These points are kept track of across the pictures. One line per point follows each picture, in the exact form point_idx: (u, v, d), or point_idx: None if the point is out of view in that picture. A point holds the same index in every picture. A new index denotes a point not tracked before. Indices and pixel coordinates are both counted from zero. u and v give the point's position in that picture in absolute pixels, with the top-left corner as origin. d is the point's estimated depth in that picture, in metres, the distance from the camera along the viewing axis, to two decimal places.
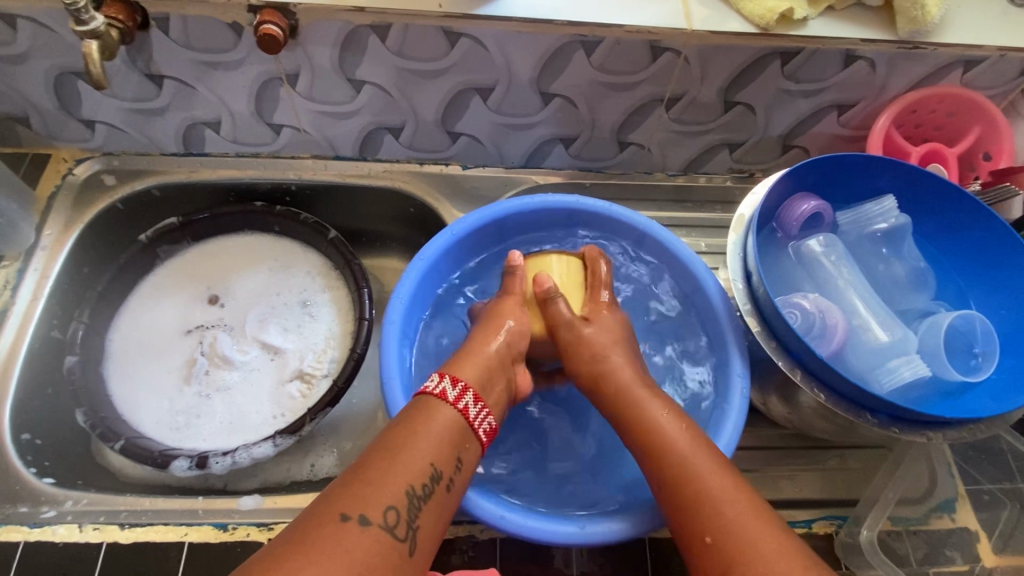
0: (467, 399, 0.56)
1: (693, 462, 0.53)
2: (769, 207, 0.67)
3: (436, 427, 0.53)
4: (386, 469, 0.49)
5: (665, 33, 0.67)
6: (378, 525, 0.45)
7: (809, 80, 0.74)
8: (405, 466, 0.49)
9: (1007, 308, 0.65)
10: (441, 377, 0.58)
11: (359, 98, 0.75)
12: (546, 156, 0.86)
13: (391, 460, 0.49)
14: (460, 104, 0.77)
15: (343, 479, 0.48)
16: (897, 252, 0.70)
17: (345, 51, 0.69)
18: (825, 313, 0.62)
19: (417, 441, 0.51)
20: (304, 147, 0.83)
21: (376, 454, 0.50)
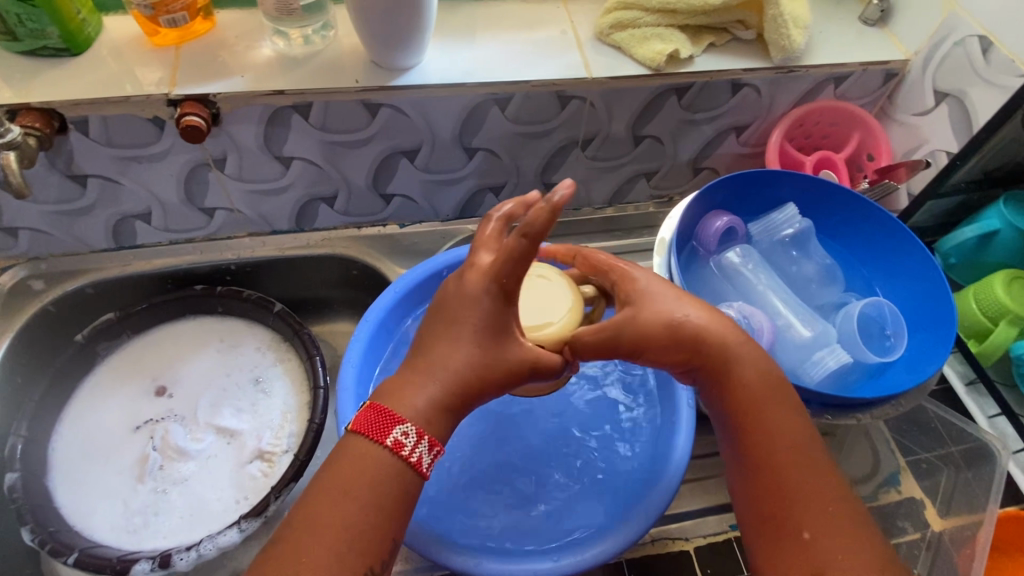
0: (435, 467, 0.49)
1: (782, 425, 0.53)
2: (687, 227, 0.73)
3: (382, 493, 0.46)
4: (325, 552, 0.44)
5: (569, 84, 0.73)
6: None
7: (705, 109, 0.81)
8: (346, 543, 0.45)
9: (907, 288, 0.72)
10: (416, 437, 0.47)
11: (288, 174, 0.77)
12: (479, 206, 0.90)
13: (329, 540, 0.44)
14: (388, 168, 0.80)
15: (279, 559, 0.44)
16: (806, 253, 0.76)
17: (269, 131, 0.72)
18: (749, 318, 0.67)
19: (357, 510, 0.45)
20: (239, 226, 0.84)
21: (311, 531, 0.45)
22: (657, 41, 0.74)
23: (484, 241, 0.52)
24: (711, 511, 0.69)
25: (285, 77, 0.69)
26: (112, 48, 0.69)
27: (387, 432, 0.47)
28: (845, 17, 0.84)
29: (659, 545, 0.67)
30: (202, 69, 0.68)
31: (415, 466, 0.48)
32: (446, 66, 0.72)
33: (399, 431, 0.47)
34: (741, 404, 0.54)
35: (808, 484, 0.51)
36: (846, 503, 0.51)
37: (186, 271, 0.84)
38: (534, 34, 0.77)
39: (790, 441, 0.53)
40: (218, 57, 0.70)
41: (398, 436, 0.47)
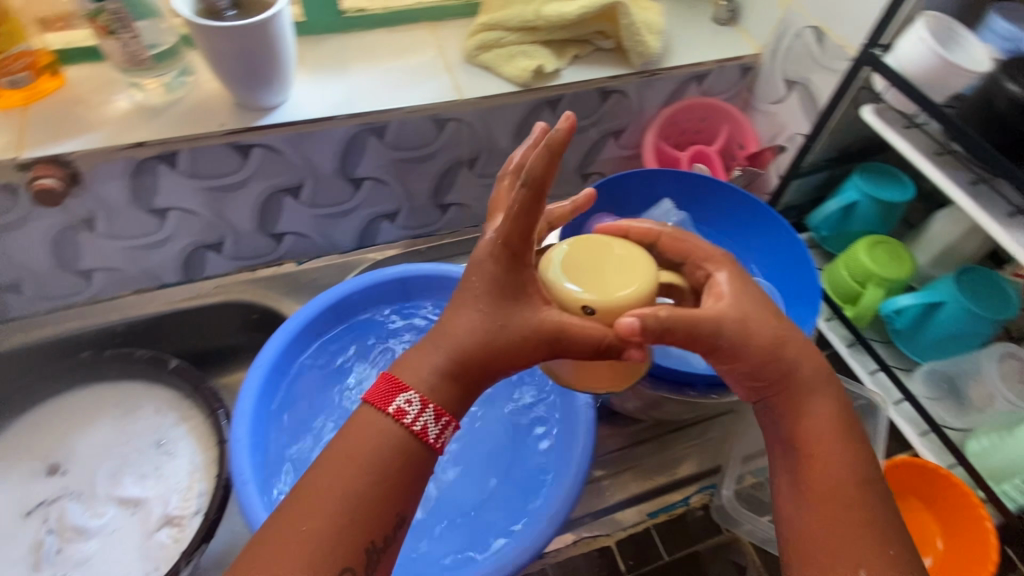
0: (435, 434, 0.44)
1: (846, 474, 0.47)
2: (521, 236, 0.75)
3: (396, 463, 0.43)
4: (332, 528, 0.41)
5: (442, 107, 0.75)
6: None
7: (580, 117, 0.85)
8: (349, 524, 0.41)
9: (776, 267, 0.77)
10: (421, 404, 0.44)
11: (165, 226, 0.75)
12: (377, 234, 0.89)
13: (340, 520, 0.41)
14: (272, 208, 0.79)
15: (277, 546, 0.40)
16: None
17: (137, 184, 0.69)
18: None
19: (364, 481, 0.42)
20: (122, 285, 0.80)
21: (310, 512, 0.41)
22: (522, 58, 0.77)
23: (500, 200, 0.49)
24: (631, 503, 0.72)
25: (145, 129, 0.67)
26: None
27: (389, 399, 0.44)
28: (698, 19, 0.90)
29: (585, 543, 0.72)
30: (53, 127, 0.66)
31: (422, 437, 0.44)
32: (316, 101, 0.72)
33: (403, 398, 0.44)
34: (807, 439, 0.49)
35: (876, 536, 0.45)
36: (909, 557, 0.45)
37: (70, 337, 0.80)
38: (404, 61, 0.79)
39: (854, 485, 0.47)
40: (71, 113, 0.67)
41: (402, 403, 0.44)
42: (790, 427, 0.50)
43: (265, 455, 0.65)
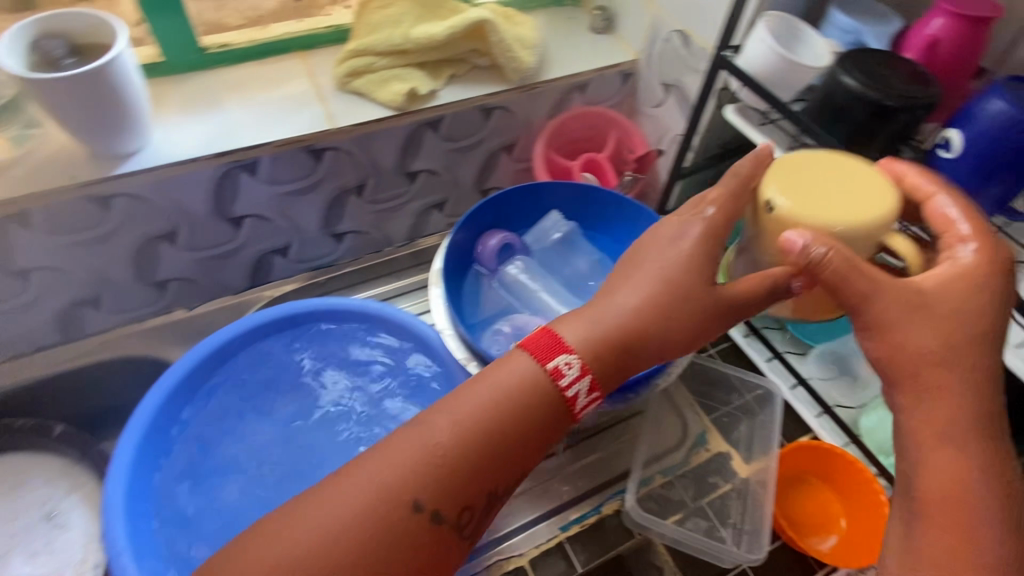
0: (577, 389, 0.48)
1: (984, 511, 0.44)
2: (543, 222, 0.77)
3: (519, 412, 0.46)
4: (464, 457, 0.45)
5: (490, 97, 0.79)
6: (450, 522, 0.45)
7: (603, 100, 0.90)
8: (455, 465, 0.45)
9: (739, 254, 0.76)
10: (580, 370, 0.48)
11: (240, 233, 0.78)
12: (426, 225, 0.93)
13: (488, 436, 0.46)
14: (337, 208, 0.81)
15: (412, 449, 0.45)
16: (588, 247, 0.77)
17: (219, 192, 0.72)
18: None
19: (483, 417, 0.46)
20: (194, 295, 0.83)
21: (456, 432, 0.46)
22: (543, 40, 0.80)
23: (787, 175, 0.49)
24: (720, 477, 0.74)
25: (227, 141, 0.70)
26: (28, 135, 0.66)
27: (550, 356, 0.48)
28: None
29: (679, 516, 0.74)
30: None
31: (570, 402, 0.48)
32: (380, 98, 0.74)
33: (563, 358, 0.48)
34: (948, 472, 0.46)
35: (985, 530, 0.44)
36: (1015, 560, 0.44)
37: (153, 358, 0.82)
38: None
39: (962, 475, 0.45)
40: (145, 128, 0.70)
41: (562, 364, 0.48)
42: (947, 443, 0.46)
43: (155, 508, 0.61)
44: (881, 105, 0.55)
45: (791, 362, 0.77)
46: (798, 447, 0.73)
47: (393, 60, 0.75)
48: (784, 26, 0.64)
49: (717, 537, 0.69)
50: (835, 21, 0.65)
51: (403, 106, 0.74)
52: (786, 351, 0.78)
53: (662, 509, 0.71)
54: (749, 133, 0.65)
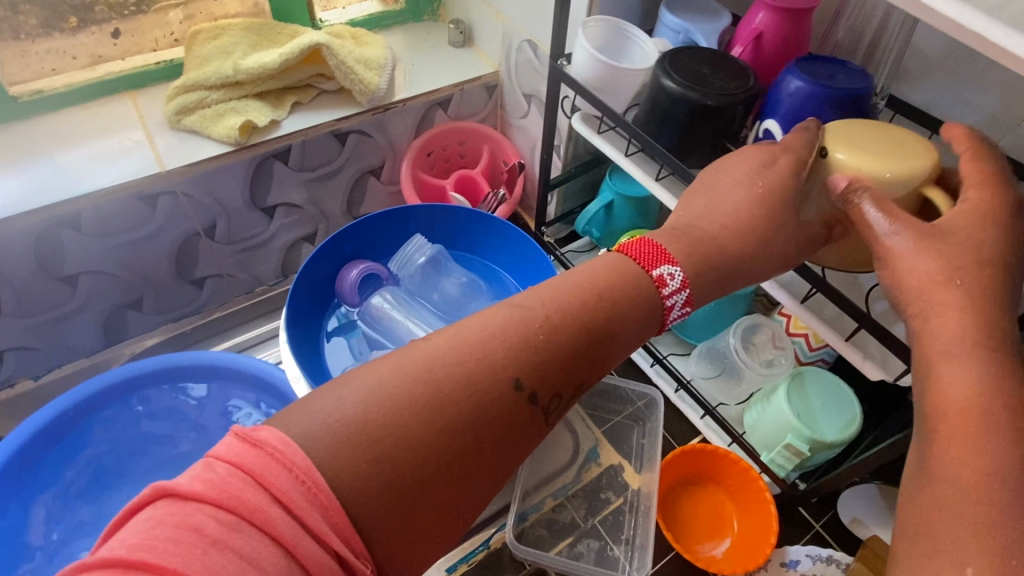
0: (675, 297, 0.43)
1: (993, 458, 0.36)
2: (405, 247, 0.74)
3: (624, 304, 0.41)
4: (565, 341, 0.39)
5: (342, 122, 0.76)
6: (541, 408, 0.38)
7: (470, 114, 0.88)
8: (546, 352, 0.38)
9: None
10: (682, 283, 0.42)
11: (79, 292, 0.72)
12: (299, 259, 0.88)
13: (582, 326, 0.39)
14: (189, 253, 0.76)
15: (488, 332, 0.38)
16: (450, 272, 0.74)
17: (40, 253, 0.66)
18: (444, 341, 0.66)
19: (579, 290, 0.40)
20: (38, 363, 0.76)
21: (553, 310, 0.39)
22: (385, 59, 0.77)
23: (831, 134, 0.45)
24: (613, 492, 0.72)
25: (41, 196, 0.64)
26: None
27: (655, 263, 0.43)
28: None
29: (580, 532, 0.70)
30: None
31: (664, 314, 0.43)
32: (215, 133, 0.69)
33: (666, 268, 0.43)
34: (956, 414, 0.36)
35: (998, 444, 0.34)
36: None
37: None
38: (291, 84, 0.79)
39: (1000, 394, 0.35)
40: None
41: (666, 272, 0.43)
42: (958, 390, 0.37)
43: None
44: (697, 105, 0.55)
45: (675, 364, 0.77)
46: (688, 451, 0.71)
47: (227, 92, 0.71)
48: (612, 31, 0.65)
49: (609, 558, 0.67)
50: (665, 21, 0.64)
51: (241, 140, 0.70)
52: (670, 354, 0.78)
53: (551, 535, 0.68)
54: (591, 141, 0.65)
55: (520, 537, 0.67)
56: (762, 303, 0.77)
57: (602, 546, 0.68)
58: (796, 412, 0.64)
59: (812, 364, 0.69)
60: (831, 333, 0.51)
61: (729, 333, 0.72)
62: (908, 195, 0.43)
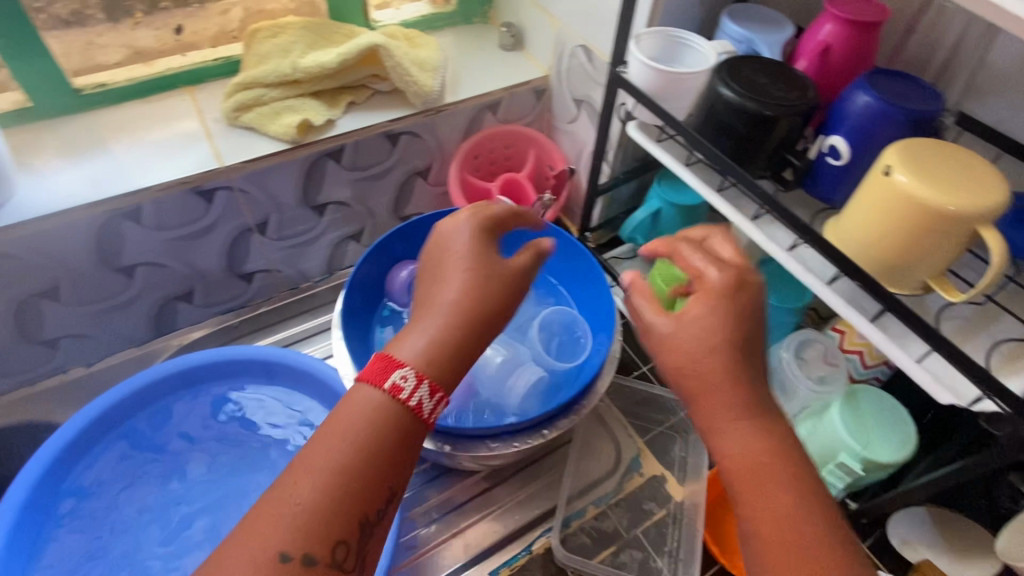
0: (422, 395, 0.41)
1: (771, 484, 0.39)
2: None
3: (384, 432, 0.41)
4: (347, 487, 0.39)
5: (393, 123, 0.76)
6: (325, 564, 0.38)
7: (518, 118, 0.88)
8: (319, 515, 0.38)
9: (590, 293, 0.72)
10: (417, 380, 0.41)
11: (134, 283, 0.73)
12: (345, 257, 0.89)
13: (343, 480, 0.39)
14: (241, 249, 0.78)
15: (290, 506, 0.38)
16: None
17: (100, 245, 0.68)
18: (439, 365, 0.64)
19: (345, 445, 0.40)
20: (92, 351, 0.78)
21: (331, 464, 0.39)
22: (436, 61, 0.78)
23: (903, 157, 0.47)
24: (656, 503, 0.71)
25: (105, 188, 0.65)
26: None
27: (385, 375, 0.41)
28: None
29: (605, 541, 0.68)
30: None
31: (416, 413, 0.42)
32: (272, 131, 0.70)
33: (398, 375, 0.41)
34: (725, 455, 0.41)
35: (783, 505, 0.39)
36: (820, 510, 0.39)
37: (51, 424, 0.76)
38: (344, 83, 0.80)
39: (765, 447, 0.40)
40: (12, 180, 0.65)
41: (397, 379, 0.41)
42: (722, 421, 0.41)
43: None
44: (757, 117, 0.54)
45: None
46: None
47: (284, 91, 0.72)
48: (663, 40, 0.64)
49: (652, 569, 0.67)
50: (726, 30, 0.64)
51: (296, 139, 0.70)
52: None
53: (594, 543, 0.68)
54: (650, 150, 0.64)
55: (564, 543, 0.67)
56: (812, 317, 0.76)
57: (646, 556, 0.67)
58: (847, 429, 0.63)
59: (865, 381, 0.69)
60: (904, 356, 0.50)
61: (781, 347, 0.71)
62: (964, 231, 0.45)
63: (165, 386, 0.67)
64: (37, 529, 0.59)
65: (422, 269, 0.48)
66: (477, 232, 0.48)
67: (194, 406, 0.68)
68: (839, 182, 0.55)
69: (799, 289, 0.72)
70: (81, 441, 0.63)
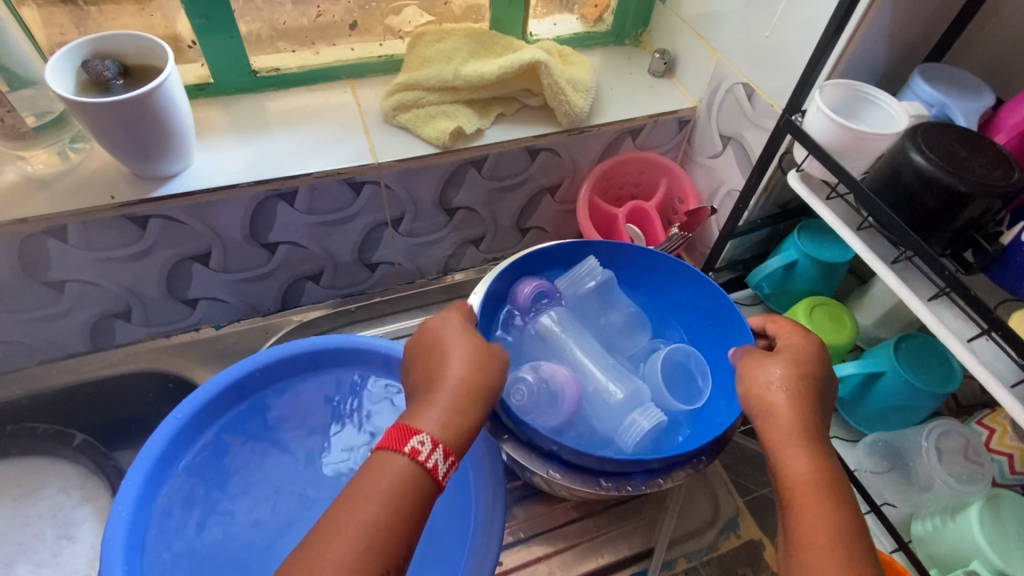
0: (436, 458, 0.47)
1: (819, 507, 0.45)
2: (577, 269, 0.72)
3: (404, 492, 0.45)
4: (387, 537, 0.43)
5: (538, 139, 0.76)
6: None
7: (656, 146, 0.87)
8: (347, 571, 0.41)
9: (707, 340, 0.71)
10: (431, 444, 0.47)
11: (273, 259, 0.77)
12: (461, 259, 0.91)
13: (370, 536, 0.43)
14: (373, 239, 0.81)
15: (336, 548, 0.42)
16: (611, 303, 0.74)
17: (254, 221, 0.71)
18: (548, 381, 0.65)
19: (377, 509, 0.44)
20: (223, 314, 0.83)
21: (380, 512, 0.44)
22: (589, 81, 0.77)
23: None
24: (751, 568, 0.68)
25: (268, 169, 0.68)
26: (74, 149, 0.67)
27: (403, 441, 0.47)
28: None
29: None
30: None
31: (432, 474, 0.47)
32: (426, 133, 0.72)
33: (416, 440, 0.47)
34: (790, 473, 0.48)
35: (829, 528, 0.44)
36: (863, 544, 0.44)
37: (178, 376, 0.82)
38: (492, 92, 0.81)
39: (819, 471, 0.47)
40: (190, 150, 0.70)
41: (416, 443, 0.47)
42: (796, 448, 0.48)
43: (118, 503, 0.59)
44: (954, 192, 0.50)
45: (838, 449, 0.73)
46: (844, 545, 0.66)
47: (441, 95, 0.74)
48: (846, 94, 0.60)
49: None
50: (917, 91, 0.60)
51: (447, 144, 0.72)
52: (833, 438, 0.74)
53: None
54: (814, 206, 0.62)
55: None
56: (950, 406, 0.72)
57: None
58: (988, 539, 0.58)
59: (1008, 487, 0.63)
60: None
61: (919, 434, 0.67)
62: None
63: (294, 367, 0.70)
64: (166, 474, 0.63)
65: (413, 352, 0.56)
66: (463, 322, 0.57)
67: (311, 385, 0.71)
68: None
69: (947, 372, 0.66)
70: (215, 402, 0.66)
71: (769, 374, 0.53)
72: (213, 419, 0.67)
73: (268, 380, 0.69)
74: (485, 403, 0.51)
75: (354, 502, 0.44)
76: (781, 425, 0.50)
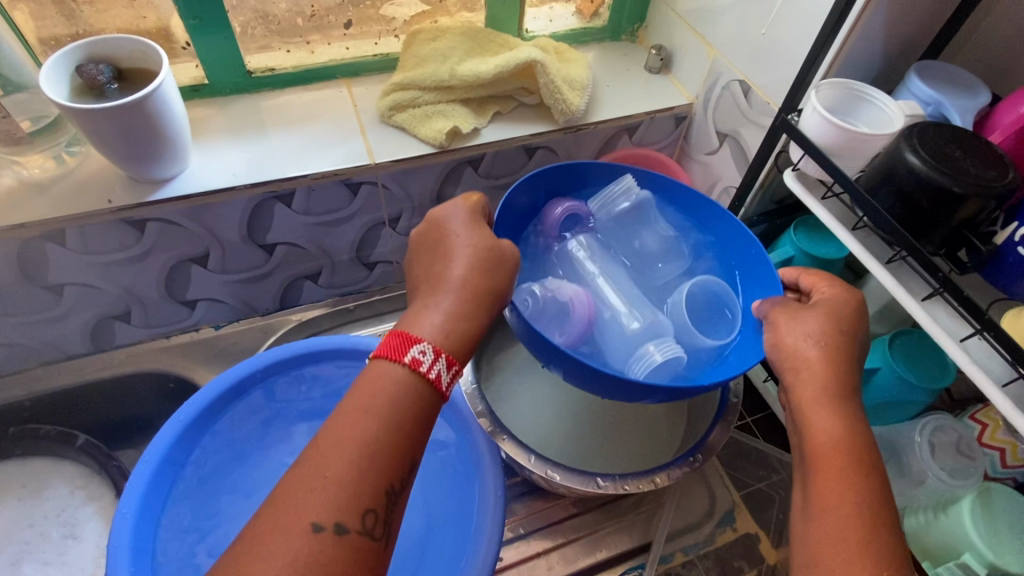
0: (439, 366, 0.46)
1: (846, 472, 0.46)
2: (612, 187, 0.67)
3: (408, 406, 0.44)
4: (388, 448, 0.42)
5: (535, 138, 0.76)
6: (356, 533, 0.40)
7: (652, 142, 0.87)
8: (348, 489, 0.40)
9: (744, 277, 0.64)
10: (433, 354, 0.46)
11: (271, 259, 0.78)
12: None
13: (372, 450, 0.42)
14: (371, 238, 0.81)
15: (336, 461, 0.41)
16: (648, 228, 0.68)
17: (252, 222, 0.72)
18: (560, 298, 0.61)
19: (380, 426, 0.42)
20: (222, 314, 0.83)
21: (381, 429, 0.42)
22: (585, 78, 0.77)
23: None
24: (747, 562, 0.70)
25: (264, 171, 0.68)
26: (69, 152, 0.67)
27: (404, 350, 0.46)
28: None
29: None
30: None
31: (436, 384, 0.46)
32: (422, 133, 0.72)
33: (417, 349, 0.46)
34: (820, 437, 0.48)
35: (853, 492, 0.45)
36: (886, 510, 0.45)
37: (179, 377, 0.82)
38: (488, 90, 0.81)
39: (845, 436, 0.48)
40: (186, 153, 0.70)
41: (416, 353, 0.46)
42: (827, 413, 0.49)
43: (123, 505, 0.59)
44: (945, 192, 0.51)
45: None
46: None
47: (437, 95, 0.73)
48: (842, 92, 0.60)
49: None
50: (912, 88, 0.60)
51: (444, 144, 0.71)
52: None
53: None
54: (809, 206, 0.62)
55: None
56: (943, 401, 0.73)
57: None
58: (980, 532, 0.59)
59: (999, 480, 0.64)
60: None
61: (913, 429, 0.68)
62: None
63: (294, 366, 0.70)
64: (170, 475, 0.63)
65: (418, 247, 0.55)
66: (469, 222, 0.54)
67: (311, 385, 0.72)
68: (1019, 274, 0.51)
69: (940, 369, 0.67)
70: (215, 401, 0.67)
71: (803, 332, 0.52)
72: (213, 419, 0.67)
73: (267, 380, 0.70)
74: (487, 307, 0.50)
75: (356, 413, 0.43)
76: (817, 391, 0.50)
